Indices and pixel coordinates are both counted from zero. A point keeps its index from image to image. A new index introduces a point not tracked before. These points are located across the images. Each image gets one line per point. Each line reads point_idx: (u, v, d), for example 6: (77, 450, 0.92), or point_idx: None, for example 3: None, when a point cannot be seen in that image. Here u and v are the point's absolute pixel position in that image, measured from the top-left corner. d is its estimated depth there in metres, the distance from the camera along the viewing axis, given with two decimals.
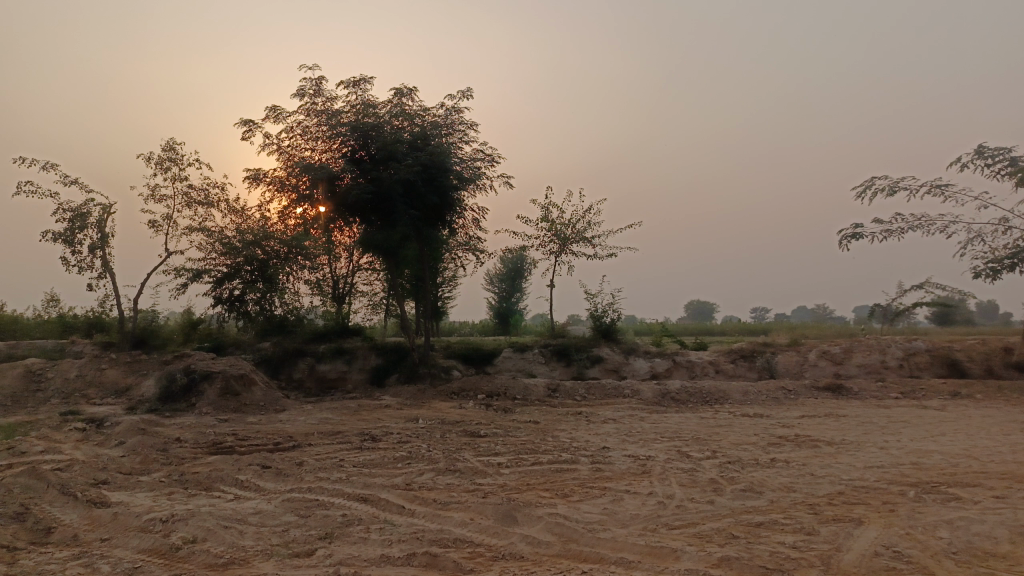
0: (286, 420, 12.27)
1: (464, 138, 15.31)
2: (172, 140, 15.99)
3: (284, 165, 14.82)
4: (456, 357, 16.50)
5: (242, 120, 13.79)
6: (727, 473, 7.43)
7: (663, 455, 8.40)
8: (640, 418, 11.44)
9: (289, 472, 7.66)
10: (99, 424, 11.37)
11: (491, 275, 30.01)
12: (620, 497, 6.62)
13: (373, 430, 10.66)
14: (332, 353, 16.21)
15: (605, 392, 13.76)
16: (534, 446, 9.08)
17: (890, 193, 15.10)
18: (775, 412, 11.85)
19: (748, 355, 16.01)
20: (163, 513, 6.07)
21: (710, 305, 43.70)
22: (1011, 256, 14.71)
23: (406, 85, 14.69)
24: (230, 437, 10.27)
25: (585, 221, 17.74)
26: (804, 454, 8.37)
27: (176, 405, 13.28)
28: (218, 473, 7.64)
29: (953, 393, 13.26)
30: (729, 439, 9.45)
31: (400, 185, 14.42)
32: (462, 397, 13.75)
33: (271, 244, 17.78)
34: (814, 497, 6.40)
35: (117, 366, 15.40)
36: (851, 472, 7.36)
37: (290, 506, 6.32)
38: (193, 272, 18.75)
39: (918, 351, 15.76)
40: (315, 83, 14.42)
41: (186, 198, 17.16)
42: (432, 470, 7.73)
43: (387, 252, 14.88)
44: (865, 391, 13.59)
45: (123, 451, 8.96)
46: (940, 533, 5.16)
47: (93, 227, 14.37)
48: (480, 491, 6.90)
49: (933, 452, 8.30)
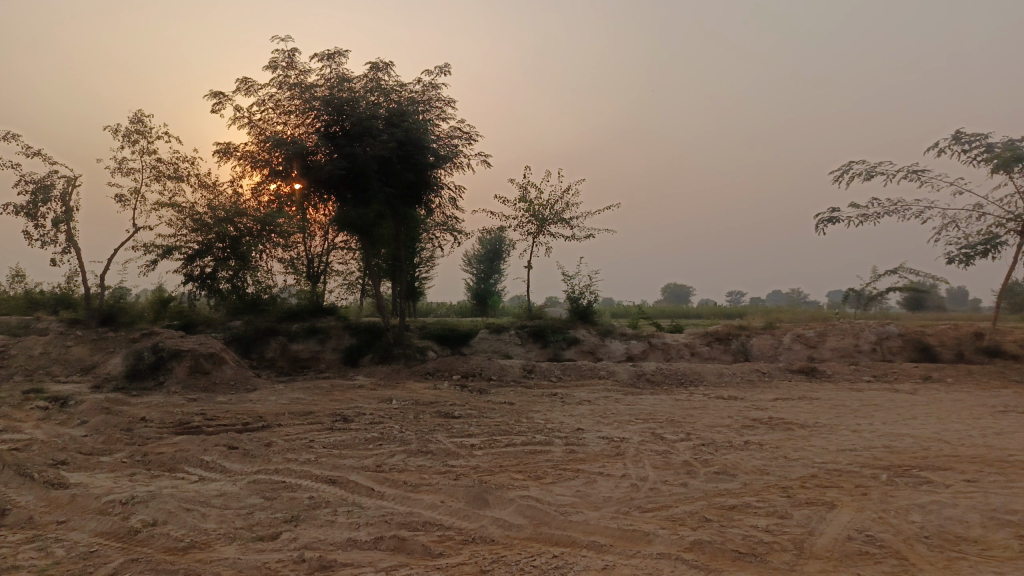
0: (256, 399, 12.06)
1: (442, 115, 15.02)
2: (141, 112, 15.56)
3: (255, 140, 14.47)
4: (431, 337, 16.33)
5: (211, 91, 13.40)
6: (701, 455, 7.39)
7: (638, 437, 8.35)
8: (615, 399, 11.39)
9: (257, 453, 7.50)
10: (62, 402, 11.08)
11: (469, 255, 29.84)
12: (593, 479, 6.55)
13: (345, 410, 10.50)
14: (305, 332, 15.98)
15: (581, 373, 13.70)
16: (509, 427, 8.98)
17: (867, 178, 15.12)
18: (749, 395, 11.88)
19: (723, 338, 16.04)
20: (123, 495, 5.87)
21: (686, 288, 43.90)
22: (984, 242, 14.83)
23: (382, 60, 14.37)
24: (198, 417, 10.05)
25: (563, 202, 17.59)
26: (778, 436, 8.37)
27: (144, 384, 13.01)
28: (182, 454, 7.44)
29: (924, 377, 13.39)
30: (704, 421, 9.43)
31: (375, 162, 14.13)
32: (436, 377, 13.62)
33: (244, 220, 17.41)
34: (787, 480, 6.37)
35: (83, 343, 15.04)
36: (824, 455, 7.36)
37: (256, 488, 6.16)
38: (162, 248, 18.34)
39: (891, 336, 15.89)
40: (288, 55, 14.05)
41: (155, 172, 16.74)
42: (403, 452, 7.60)
43: (362, 230, 14.62)
44: (838, 374, 13.67)
45: (85, 431, 8.72)
46: (913, 517, 5.14)
47: (57, 201, 13.94)
48: (452, 473, 6.78)
49: (905, 436, 8.33)
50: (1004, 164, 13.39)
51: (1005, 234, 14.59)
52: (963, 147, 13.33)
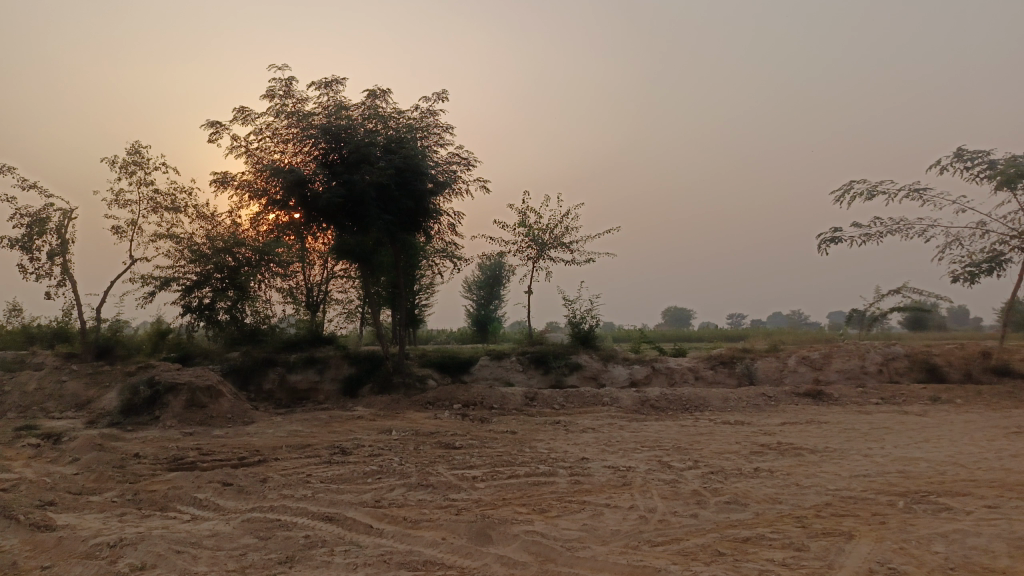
0: (253, 432, 11.82)
1: (440, 141, 14.98)
2: (139, 144, 15.51)
3: (252, 169, 14.40)
4: (431, 365, 16.11)
5: (208, 121, 13.33)
6: (710, 484, 7.16)
7: (644, 466, 8.12)
8: (619, 426, 11.15)
9: (252, 489, 7.27)
10: (55, 439, 10.84)
11: (469, 282, 29.73)
12: (600, 511, 6.32)
13: (343, 443, 10.26)
14: (303, 362, 15.77)
15: (583, 400, 13.47)
16: (511, 458, 8.75)
17: (869, 197, 15.03)
18: (756, 419, 11.64)
19: (727, 362, 15.83)
20: (111, 537, 5.64)
21: (687, 311, 43.70)
22: (989, 260, 14.69)
23: (380, 87, 14.37)
24: (193, 452, 9.81)
25: (563, 226, 17.47)
26: (788, 463, 8.14)
27: (139, 418, 12.77)
28: (174, 492, 7.21)
29: (933, 398, 13.16)
30: (711, 448, 9.20)
31: (372, 189, 14.04)
32: (437, 407, 13.38)
33: (242, 251, 17.26)
34: (801, 509, 6.15)
35: (79, 378, 14.83)
36: (837, 481, 7.13)
37: (250, 528, 5.93)
38: (160, 280, 18.21)
39: (897, 356, 15.67)
40: (285, 84, 14.03)
41: (152, 203, 16.66)
42: (403, 486, 7.37)
43: (360, 258, 14.48)
44: (845, 396, 13.44)
45: (77, 469, 8.49)
46: (935, 547, 4.92)
47: (52, 233, 13.82)
48: (454, 507, 6.55)
49: (918, 460, 8.11)
50: (1008, 181, 13.29)
51: (1009, 251, 14.46)
52: (966, 164, 13.24)
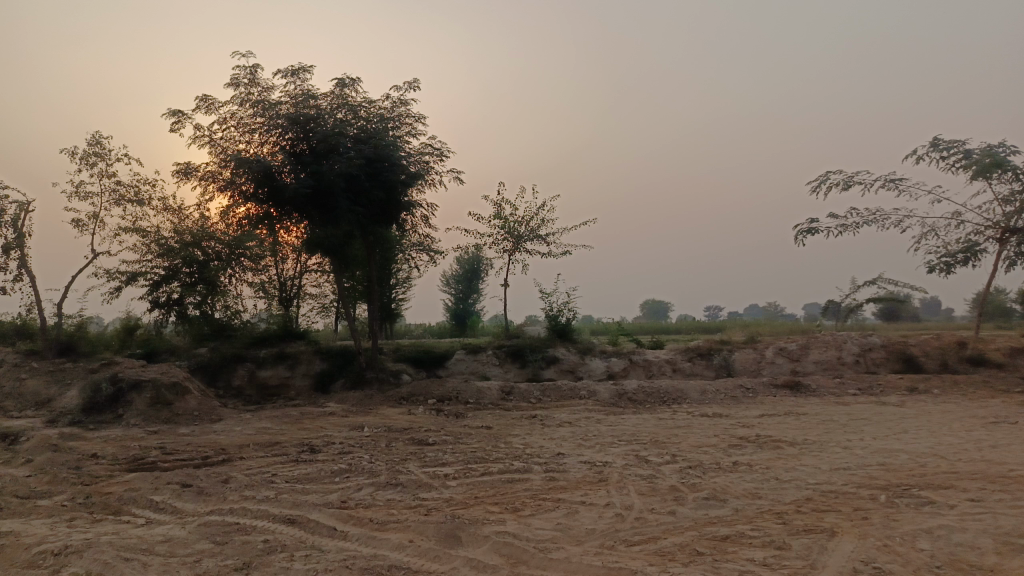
0: (220, 430, 11.45)
1: (412, 131, 14.63)
2: (99, 134, 15.00)
3: (217, 159, 13.95)
4: (406, 360, 15.79)
5: (169, 109, 12.89)
6: (688, 479, 6.96)
7: (621, 461, 7.91)
8: (596, 420, 10.94)
9: (212, 490, 6.95)
10: (11, 439, 10.40)
11: (447, 275, 29.45)
12: (574, 509, 6.09)
13: (313, 440, 9.94)
14: (274, 358, 15.38)
15: (560, 393, 13.24)
16: (485, 454, 8.50)
17: (845, 187, 14.95)
18: (734, 411, 11.50)
19: (705, 354, 15.72)
20: (55, 544, 5.30)
21: (665, 304, 43.79)
22: (964, 250, 14.69)
23: (350, 76, 14.00)
24: (155, 451, 9.43)
25: (538, 218, 17.23)
26: (767, 456, 7.99)
27: (102, 417, 12.32)
28: (129, 494, 6.86)
29: (911, 389, 13.11)
30: (689, 441, 9.02)
31: (342, 180, 13.67)
32: (411, 402, 13.08)
33: (212, 245, 16.85)
34: (781, 504, 5.97)
35: (39, 376, 14.33)
36: (817, 475, 6.97)
37: (206, 532, 5.63)
38: (126, 275, 17.70)
39: (873, 347, 15.66)
40: (251, 72, 13.59)
41: (115, 196, 16.13)
42: (371, 485, 7.09)
43: (332, 251, 14.12)
44: (823, 387, 13.37)
45: (29, 471, 8.10)
46: (921, 544, 4.75)
47: (7, 226, 13.29)
48: (423, 507, 6.30)
49: (898, 452, 7.98)
50: (983, 170, 13.25)
51: (984, 241, 14.47)
52: (941, 153, 13.18)
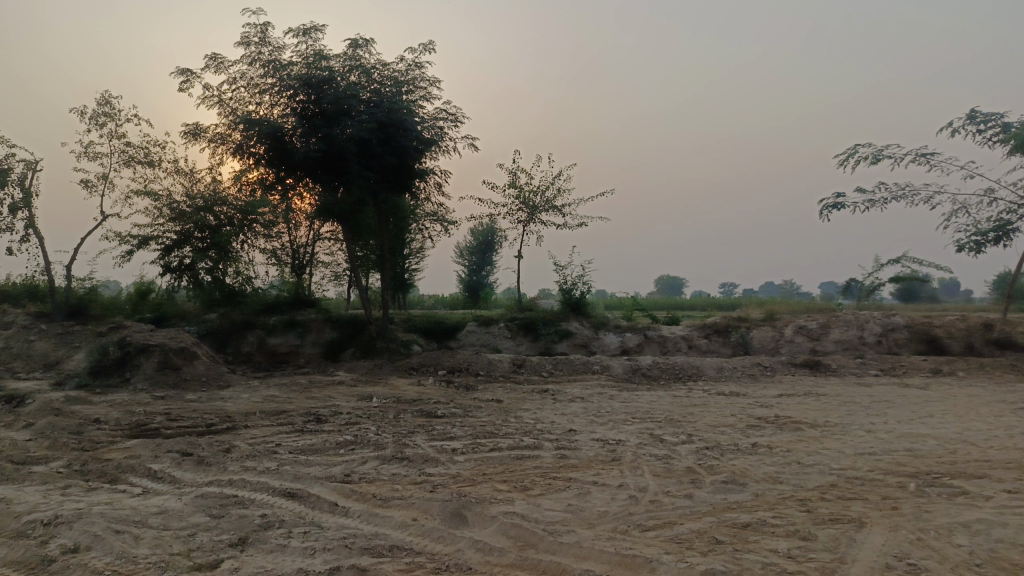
0: (228, 397, 11.30)
1: (427, 95, 14.18)
2: (108, 93, 14.73)
3: (226, 120, 13.63)
4: (417, 330, 15.54)
5: (178, 68, 12.55)
6: (706, 461, 6.66)
7: (635, 439, 7.63)
8: (610, 396, 10.67)
9: (212, 460, 6.76)
10: (16, 401, 10.28)
11: (460, 247, 29.15)
12: (586, 490, 5.82)
13: (320, 410, 9.74)
14: (283, 325, 15.19)
15: (573, 367, 12.96)
16: (495, 429, 8.25)
17: (874, 161, 14.40)
18: (751, 390, 11.19)
19: (722, 330, 15.37)
20: (45, 514, 5.10)
21: (680, 281, 43.36)
22: (996, 229, 14.15)
23: (363, 36, 13.56)
24: (159, 417, 9.26)
25: (554, 188, 16.80)
26: (787, 438, 7.69)
27: (109, 380, 12.20)
28: (128, 462, 6.67)
29: (935, 371, 12.72)
30: (705, 421, 8.73)
31: (353, 144, 13.28)
32: (421, 372, 12.87)
33: (224, 210, 16.64)
34: (804, 490, 5.67)
35: (48, 338, 14.23)
36: (841, 460, 6.66)
37: (202, 504, 5.41)
38: (138, 239, 17.54)
39: (896, 327, 15.22)
40: (261, 30, 13.22)
41: (124, 157, 15.89)
42: (376, 458, 6.85)
43: (343, 218, 13.81)
44: (843, 367, 13.01)
45: (30, 435, 7.95)
46: (958, 540, 4.44)
47: (14, 186, 13.08)
48: (429, 483, 6.05)
49: (926, 437, 7.63)
50: (1021, 144, 12.69)
51: (1017, 220, 13.93)
52: (979, 126, 12.62)
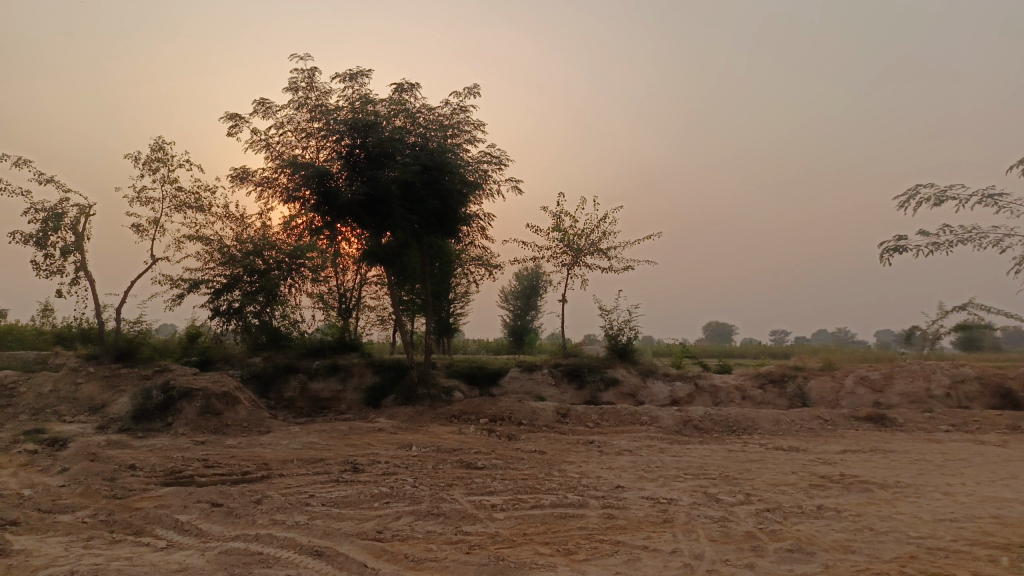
0: (267, 443, 11.09)
1: (471, 138, 14.08)
2: (162, 139, 15.05)
3: (274, 164, 13.76)
4: (459, 376, 15.20)
5: (228, 114, 12.73)
6: (767, 525, 6.10)
7: (688, 499, 7.08)
8: (659, 449, 10.12)
9: (241, 512, 6.47)
10: (58, 445, 10.24)
11: (505, 292, 28.94)
12: (636, 556, 5.32)
13: (358, 458, 9.42)
14: (326, 370, 15.02)
15: (620, 418, 12.41)
16: (538, 483, 7.80)
17: (937, 202, 13.69)
18: (812, 446, 10.48)
19: (777, 380, 14.65)
20: (62, 569, 4.85)
21: (727, 330, 42.29)
22: None
23: (408, 81, 13.62)
24: (196, 463, 9.06)
25: (599, 231, 16.48)
26: (857, 500, 7.06)
27: (151, 424, 12.13)
28: (156, 512, 6.43)
29: (1013, 427, 11.80)
30: (763, 479, 8.12)
31: (397, 186, 13.23)
32: (462, 421, 12.47)
33: (272, 254, 16.78)
34: (881, 563, 5.08)
35: (95, 380, 14.33)
36: (920, 527, 6.02)
37: (226, 562, 5.10)
38: (189, 283, 17.76)
39: (966, 378, 14.29)
40: (308, 75, 13.41)
41: (176, 201, 16.17)
42: (411, 514, 6.47)
43: (386, 261, 13.69)
44: (910, 422, 12.17)
45: (64, 481, 7.82)
46: None
47: (68, 229, 13.36)
48: (466, 544, 5.64)
49: (1012, 502, 6.93)
50: None
51: None
52: None
